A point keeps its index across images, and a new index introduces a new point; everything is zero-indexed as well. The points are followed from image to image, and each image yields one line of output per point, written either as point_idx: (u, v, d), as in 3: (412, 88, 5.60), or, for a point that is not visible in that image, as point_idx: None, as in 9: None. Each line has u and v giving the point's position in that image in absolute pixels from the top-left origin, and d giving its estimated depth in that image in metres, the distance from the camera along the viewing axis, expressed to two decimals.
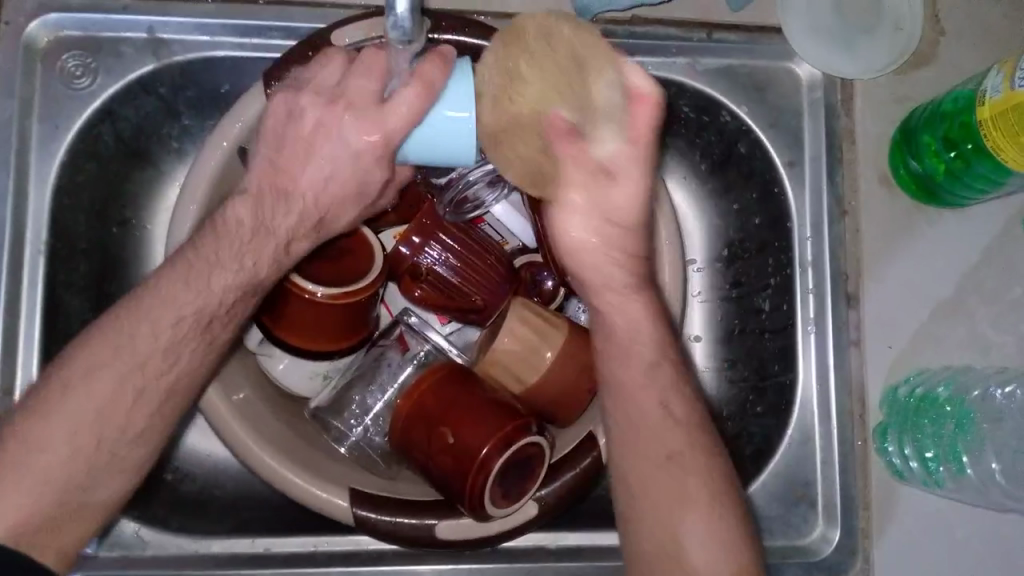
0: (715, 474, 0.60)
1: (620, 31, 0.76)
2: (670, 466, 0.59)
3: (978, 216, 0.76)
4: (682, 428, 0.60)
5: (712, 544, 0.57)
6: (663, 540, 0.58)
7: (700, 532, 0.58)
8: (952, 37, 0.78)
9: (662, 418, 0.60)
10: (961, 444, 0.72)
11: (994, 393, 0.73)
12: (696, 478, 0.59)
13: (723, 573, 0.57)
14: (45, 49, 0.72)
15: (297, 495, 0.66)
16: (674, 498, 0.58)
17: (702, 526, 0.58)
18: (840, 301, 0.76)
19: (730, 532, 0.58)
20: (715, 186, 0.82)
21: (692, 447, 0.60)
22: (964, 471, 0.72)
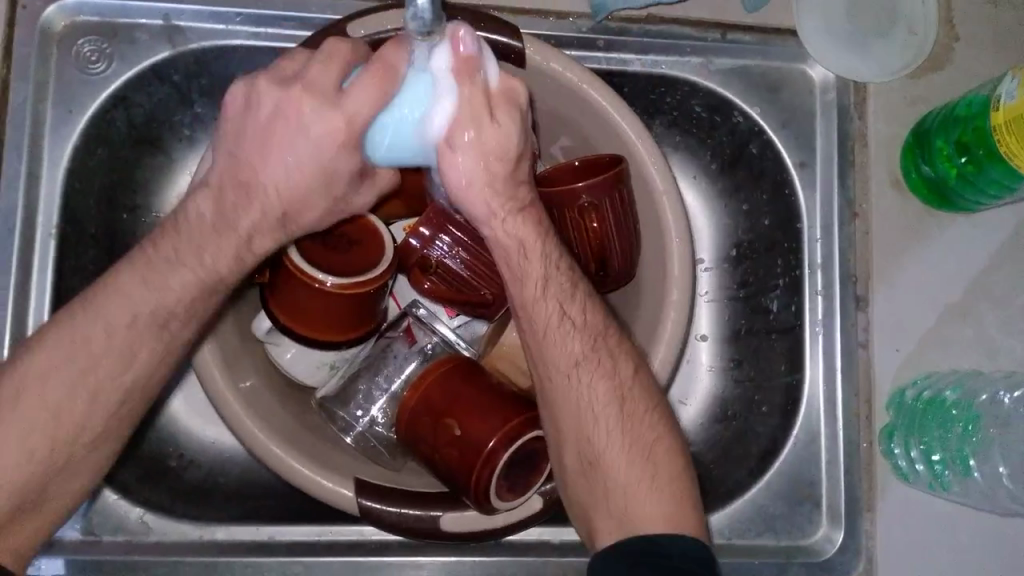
0: (625, 358, 0.63)
1: (636, 28, 0.76)
2: (578, 371, 0.61)
3: (989, 222, 0.76)
4: (591, 327, 0.61)
5: (629, 428, 0.62)
6: (585, 442, 0.61)
7: (616, 424, 0.61)
8: (965, 43, 0.78)
9: (573, 330, 0.61)
10: (968, 446, 0.72)
11: (1002, 397, 0.72)
12: (605, 370, 0.62)
13: (641, 468, 0.61)
14: (61, 34, 0.72)
15: (303, 485, 0.65)
16: (589, 400, 0.61)
17: (616, 416, 0.61)
18: (848, 302, 0.76)
19: (643, 415, 0.62)
20: (726, 185, 0.82)
21: (602, 340, 0.62)
22: (970, 475, 0.72)
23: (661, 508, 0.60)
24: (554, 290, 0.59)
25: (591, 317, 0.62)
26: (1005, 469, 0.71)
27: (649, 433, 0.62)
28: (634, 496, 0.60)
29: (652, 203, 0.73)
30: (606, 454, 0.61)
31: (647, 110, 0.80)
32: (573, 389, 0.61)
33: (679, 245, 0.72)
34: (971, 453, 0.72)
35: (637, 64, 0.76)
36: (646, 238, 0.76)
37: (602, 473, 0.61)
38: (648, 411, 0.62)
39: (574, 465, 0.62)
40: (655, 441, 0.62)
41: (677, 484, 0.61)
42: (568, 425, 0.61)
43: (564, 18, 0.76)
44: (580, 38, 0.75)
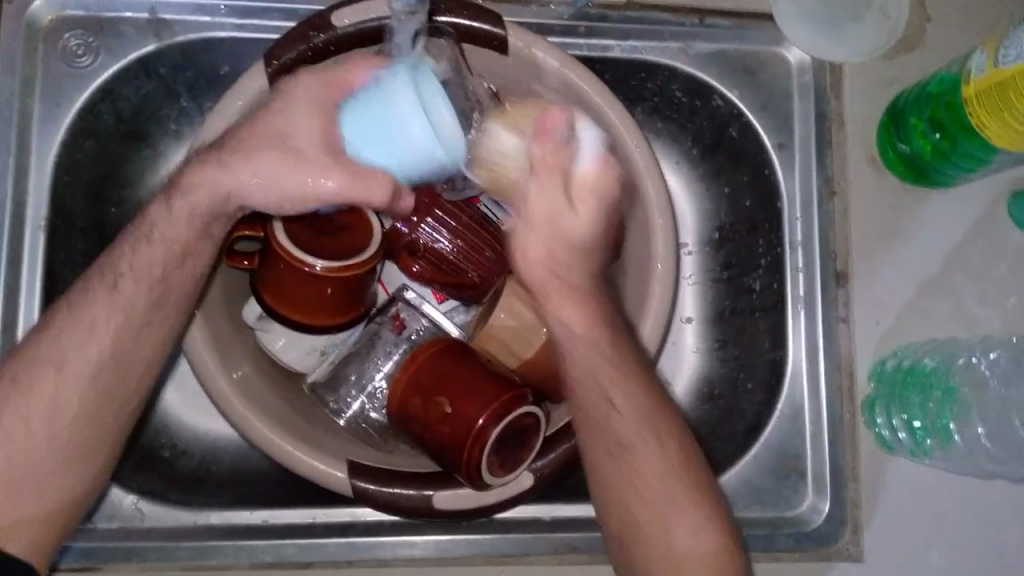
0: (642, 414, 0.62)
1: (614, 15, 0.78)
2: (612, 439, 0.62)
3: (963, 198, 0.78)
4: (614, 384, 0.61)
5: (658, 484, 0.63)
6: (628, 512, 0.63)
7: (647, 485, 0.63)
8: (937, 23, 0.80)
9: (596, 393, 0.61)
10: (947, 412, 0.73)
11: (978, 362, 0.74)
12: (632, 452, 0.62)
13: (686, 527, 0.62)
14: (47, 29, 0.73)
15: (296, 466, 0.66)
16: (624, 466, 0.62)
17: (644, 476, 0.63)
18: (828, 279, 0.77)
19: (671, 464, 0.63)
20: (706, 170, 0.84)
21: (627, 404, 0.62)
22: (951, 439, 0.73)
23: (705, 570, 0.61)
24: (601, 377, 0.60)
25: (638, 395, 0.62)
26: (984, 430, 0.72)
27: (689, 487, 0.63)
28: (668, 556, 0.62)
29: (636, 186, 0.75)
30: (640, 506, 0.62)
31: (628, 96, 0.82)
32: (623, 458, 0.62)
33: (662, 225, 0.73)
34: (951, 416, 0.73)
35: (617, 49, 0.78)
36: (630, 219, 0.77)
37: (635, 534, 0.63)
38: (675, 458, 0.63)
39: (616, 522, 0.64)
40: (693, 508, 0.63)
41: (708, 531, 0.62)
42: (616, 497, 0.63)
43: (545, 6, 0.77)
44: (560, 24, 0.77)
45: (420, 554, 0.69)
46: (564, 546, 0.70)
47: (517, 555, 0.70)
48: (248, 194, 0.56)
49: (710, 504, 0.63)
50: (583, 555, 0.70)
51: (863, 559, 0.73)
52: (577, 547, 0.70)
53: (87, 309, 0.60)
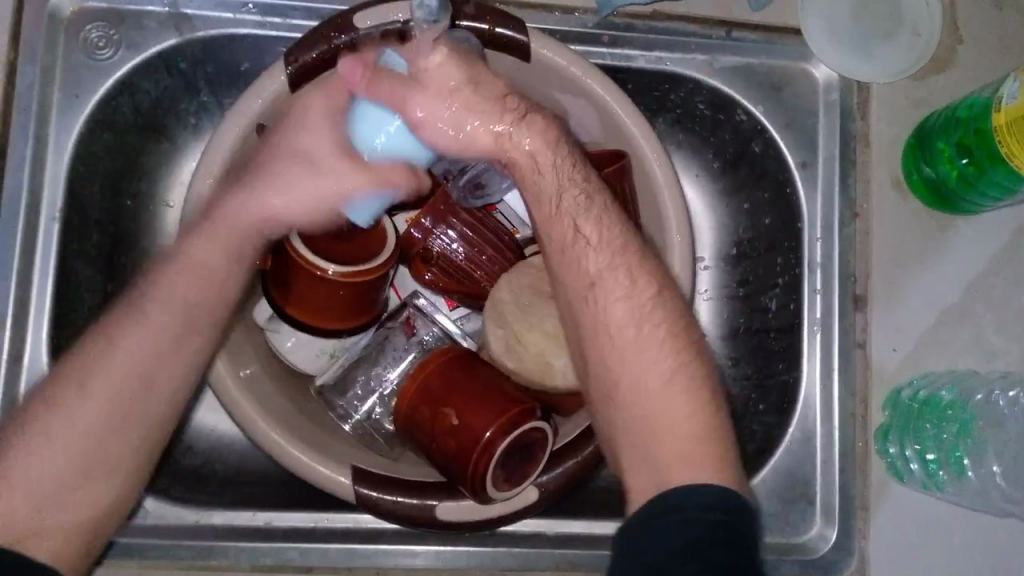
0: (649, 277, 0.59)
1: (640, 25, 0.76)
2: (598, 288, 0.58)
3: (988, 225, 0.76)
4: (605, 248, 0.59)
5: (655, 346, 0.57)
6: (608, 366, 0.57)
7: (638, 338, 0.57)
8: (969, 45, 0.78)
9: (594, 236, 0.59)
10: (962, 445, 0.71)
11: (997, 398, 0.72)
12: (628, 280, 0.58)
13: (680, 399, 0.55)
14: (69, 20, 0.73)
15: (301, 471, 0.66)
16: (604, 319, 0.58)
17: (638, 334, 0.57)
18: (847, 302, 0.76)
19: (672, 343, 0.57)
20: (727, 184, 0.83)
21: (625, 253, 0.59)
22: (963, 474, 0.72)
23: (687, 439, 0.54)
24: (607, 278, 0.58)
25: (642, 288, 0.58)
26: (999, 467, 0.71)
27: (693, 415, 0.55)
28: (650, 410, 0.55)
29: (656, 203, 0.74)
30: (624, 366, 0.56)
31: (650, 107, 0.81)
32: (597, 309, 0.58)
33: (680, 243, 0.72)
34: (966, 452, 0.71)
35: (642, 60, 0.77)
36: (648, 233, 0.76)
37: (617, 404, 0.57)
38: (677, 330, 0.58)
39: (597, 379, 0.58)
40: (686, 389, 0.56)
41: (701, 422, 0.55)
42: (591, 349, 0.58)
43: (570, 13, 0.76)
44: (585, 33, 0.76)
45: (422, 564, 0.69)
46: (567, 561, 0.70)
47: (521, 568, 0.69)
48: (266, 201, 0.60)
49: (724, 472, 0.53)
50: (586, 570, 0.70)
51: None
52: (580, 562, 0.70)
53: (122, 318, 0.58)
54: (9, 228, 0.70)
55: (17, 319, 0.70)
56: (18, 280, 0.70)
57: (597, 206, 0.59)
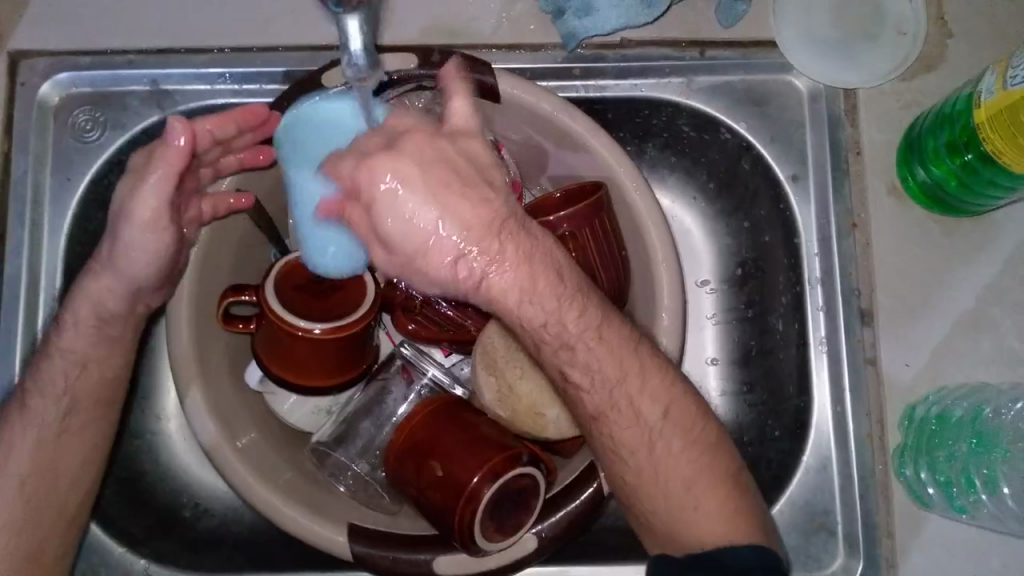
0: (652, 396, 0.60)
1: (611, 54, 0.75)
2: (604, 418, 0.60)
3: (996, 225, 0.72)
4: (606, 383, 0.59)
5: (670, 460, 0.60)
6: (609, 450, 0.61)
7: (652, 456, 0.60)
8: (960, 38, 0.75)
9: (587, 377, 0.59)
10: (974, 470, 0.68)
11: (1006, 412, 0.69)
12: (608, 373, 0.59)
13: (690, 472, 0.60)
14: (56, 108, 0.76)
15: (297, 532, 0.66)
16: (596, 411, 0.60)
17: (630, 414, 0.59)
18: (853, 317, 0.73)
19: (683, 455, 0.60)
20: (726, 205, 0.82)
21: (625, 380, 0.59)
22: (979, 498, 0.68)
23: (699, 502, 0.59)
24: (586, 366, 0.58)
25: (624, 364, 0.59)
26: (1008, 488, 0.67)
27: (703, 473, 0.60)
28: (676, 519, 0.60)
29: (641, 234, 0.72)
30: (645, 484, 0.60)
31: (636, 133, 0.80)
32: (584, 399, 0.60)
33: (667, 267, 0.70)
34: (978, 476, 0.68)
35: (615, 88, 0.75)
36: (637, 263, 0.74)
37: (630, 482, 0.61)
38: (688, 438, 0.60)
39: (606, 470, 0.62)
40: (688, 450, 0.60)
41: (710, 478, 0.60)
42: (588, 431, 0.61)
43: (539, 50, 0.75)
44: (555, 68, 0.75)
45: None
46: None
47: None
48: None
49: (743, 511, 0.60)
50: None
51: None
52: None
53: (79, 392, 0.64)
54: (10, 313, 0.73)
55: None
56: (20, 361, 0.73)
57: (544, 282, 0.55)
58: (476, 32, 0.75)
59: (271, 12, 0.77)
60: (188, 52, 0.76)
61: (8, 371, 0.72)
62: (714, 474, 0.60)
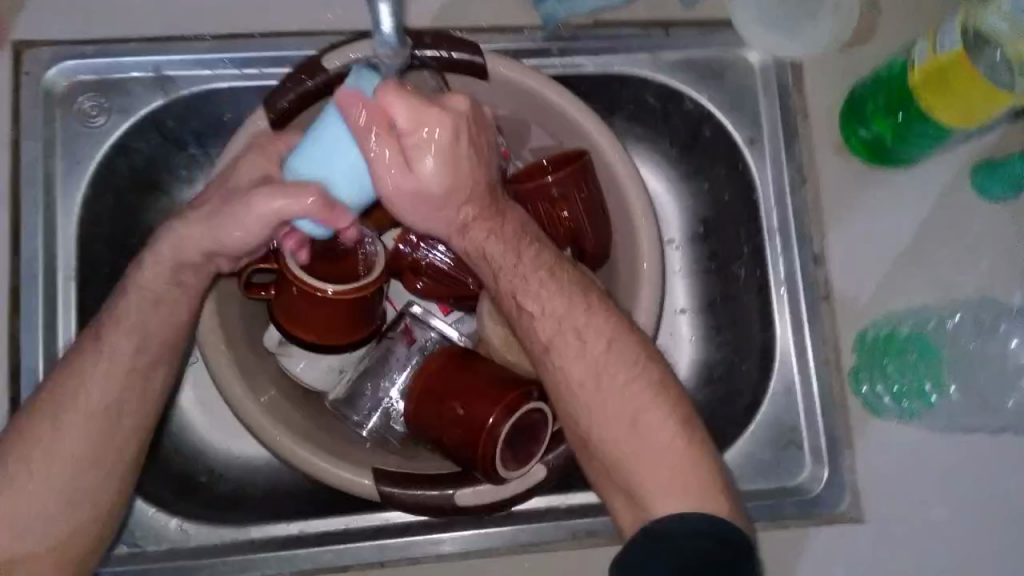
0: (597, 331, 0.67)
1: (585, 34, 0.83)
2: (554, 350, 0.68)
3: (927, 175, 0.83)
4: (556, 314, 0.68)
5: (618, 389, 0.66)
6: (560, 379, 0.67)
7: (600, 384, 0.66)
8: (888, 13, 0.85)
9: (538, 306, 0.68)
10: (924, 372, 0.80)
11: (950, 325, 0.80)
12: (556, 304, 0.68)
13: (639, 403, 0.66)
14: (62, 94, 0.78)
15: (327, 478, 0.72)
16: (547, 338, 0.68)
17: (579, 338, 0.67)
18: (807, 260, 0.82)
19: (628, 386, 0.66)
20: (688, 169, 0.91)
21: (570, 312, 0.68)
22: (930, 402, 0.79)
23: (656, 431, 0.65)
24: (536, 287, 0.68)
25: (569, 295, 0.68)
26: (955, 389, 0.79)
27: (652, 403, 0.66)
28: (622, 447, 0.65)
29: (620, 193, 0.80)
30: (592, 410, 0.66)
31: (608, 106, 0.88)
32: (537, 326, 0.68)
33: (647, 224, 0.79)
34: (929, 383, 0.79)
35: (590, 65, 0.83)
36: (616, 223, 0.82)
37: (585, 415, 0.66)
38: (633, 373, 0.67)
39: (565, 411, 0.68)
40: (636, 382, 0.66)
41: (661, 409, 0.65)
42: (545, 364, 0.68)
43: (519, 32, 0.83)
44: (536, 49, 0.83)
45: (448, 550, 0.74)
46: (580, 529, 0.75)
47: (540, 542, 0.74)
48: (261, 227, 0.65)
49: (691, 442, 0.65)
50: (601, 539, 0.75)
51: (865, 519, 0.77)
52: (595, 531, 0.75)
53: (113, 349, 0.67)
54: (30, 292, 0.76)
55: (47, 374, 0.76)
56: (44, 338, 0.76)
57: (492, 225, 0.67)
58: (461, 17, 0.82)
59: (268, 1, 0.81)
60: (190, 39, 0.80)
61: (32, 348, 0.75)
62: (665, 406, 0.66)
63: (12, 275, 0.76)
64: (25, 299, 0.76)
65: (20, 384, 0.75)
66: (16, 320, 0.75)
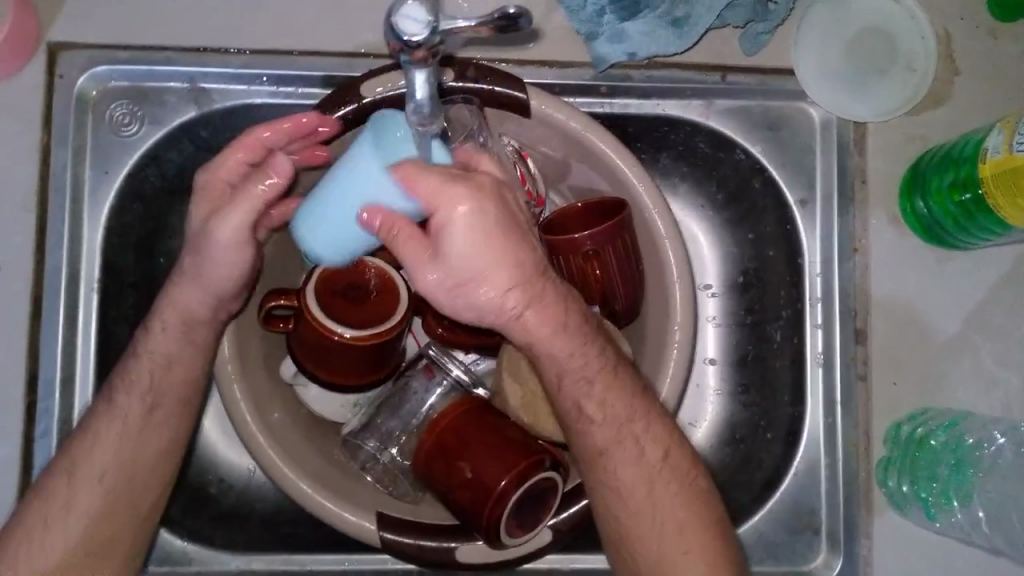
0: (652, 438, 0.66)
1: (636, 74, 0.78)
2: (606, 453, 0.66)
3: (987, 260, 0.78)
4: (614, 417, 0.65)
5: (666, 498, 0.66)
6: (611, 483, 0.66)
7: (649, 493, 0.66)
8: (966, 76, 0.79)
9: (597, 410, 0.65)
10: (954, 490, 0.75)
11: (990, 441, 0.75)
12: (619, 409, 0.65)
13: (683, 518, 0.66)
14: (95, 99, 0.77)
15: (330, 518, 0.70)
16: (600, 442, 0.66)
17: (631, 446, 0.66)
18: (847, 336, 0.79)
19: (678, 495, 0.67)
20: (729, 220, 0.84)
21: (626, 419, 0.66)
22: (951, 509, 0.75)
23: (701, 547, 0.66)
24: (597, 387, 0.64)
25: (628, 399, 0.66)
26: (983, 511, 0.75)
27: (702, 515, 0.67)
28: (669, 558, 0.65)
29: (657, 247, 0.76)
30: (640, 517, 0.66)
31: (652, 147, 0.83)
32: (592, 429, 0.66)
33: (681, 285, 0.75)
34: (955, 495, 0.75)
35: (637, 106, 0.79)
36: (650, 277, 0.79)
37: (631, 518, 0.66)
38: (681, 482, 0.67)
39: (612, 512, 0.67)
40: (681, 492, 0.67)
41: (705, 522, 0.67)
42: (594, 464, 0.67)
43: (568, 67, 0.78)
44: (583, 86, 0.78)
45: None
46: None
47: None
48: None
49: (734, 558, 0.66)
50: None
51: None
52: None
53: (137, 386, 0.67)
54: (53, 304, 0.76)
55: (64, 382, 0.76)
56: (64, 349, 0.76)
57: (561, 327, 0.60)
58: (509, 47, 0.78)
59: (311, 17, 0.78)
60: (227, 52, 0.77)
61: (51, 358, 0.75)
62: (714, 518, 0.67)
63: (35, 285, 0.76)
64: (46, 309, 0.76)
65: (37, 393, 0.75)
66: (36, 329, 0.75)
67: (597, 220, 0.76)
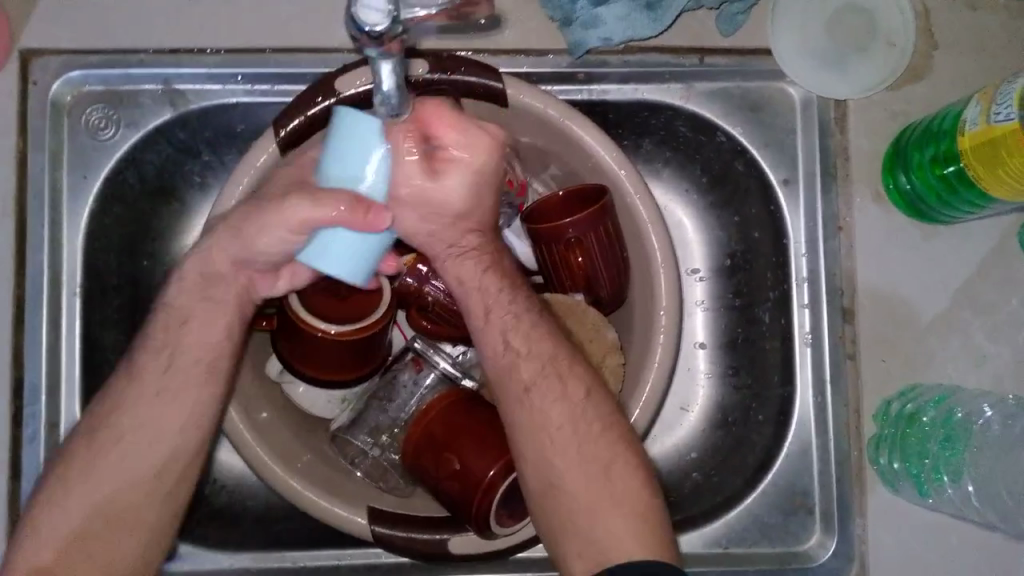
0: (578, 383, 0.66)
1: (614, 60, 0.78)
2: (530, 399, 0.65)
3: (973, 234, 0.78)
4: (537, 360, 0.65)
5: (584, 452, 0.64)
6: (533, 432, 0.65)
7: (571, 441, 0.64)
8: (945, 50, 0.79)
9: (524, 347, 0.65)
10: (944, 465, 0.74)
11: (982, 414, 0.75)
12: (544, 355, 0.65)
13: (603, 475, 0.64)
14: (70, 104, 0.77)
15: (321, 516, 0.70)
16: (522, 386, 0.65)
17: (555, 391, 0.65)
18: (835, 315, 0.78)
19: (601, 447, 0.64)
20: (715, 201, 0.85)
21: (551, 361, 0.65)
22: (942, 484, 0.74)
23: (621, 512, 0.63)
24: (519, 325, 0.65)
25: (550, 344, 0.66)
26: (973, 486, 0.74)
27: (626, 479, 0.64)
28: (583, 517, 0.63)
29: (639, 233, 0.75)
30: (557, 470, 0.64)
31: (633, 133, 0.83)
32: (515, 372, 0.65)
33: (665, 269, 0.74)
34: (948, 471, 0.74)
35: (616, 92, 0.78)
36: (635, 263, 0.78)
37: (549, 473, 0.64)
38: (603, 440, 0.65)
39: (532, 468, 0.65)
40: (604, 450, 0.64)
41: (627, 487, 0.64)
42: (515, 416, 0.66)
43: (545, 55, 0.78)
44: (560, 73, 0.78)
45: None
46: None
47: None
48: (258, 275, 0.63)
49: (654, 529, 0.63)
50: None
51: None
52: None
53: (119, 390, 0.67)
54: (35, 310, 0.75)
55: (49, 389, 0.75)
56: (48, 357, 0.75)
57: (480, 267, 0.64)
58: (483, 36, 0.77)
59: (285, 15, 0.78)
60: (201, 52, 0.77)
61: (35, 364, 0.75)
62: (640, 485, 0.64)
63: (16, 293, 0.75)
64: (29, 315, 0.75)
65: (22, 401, 0.75)
66: (19, 337, 0.75)
67: (579, 206, 0.75)
